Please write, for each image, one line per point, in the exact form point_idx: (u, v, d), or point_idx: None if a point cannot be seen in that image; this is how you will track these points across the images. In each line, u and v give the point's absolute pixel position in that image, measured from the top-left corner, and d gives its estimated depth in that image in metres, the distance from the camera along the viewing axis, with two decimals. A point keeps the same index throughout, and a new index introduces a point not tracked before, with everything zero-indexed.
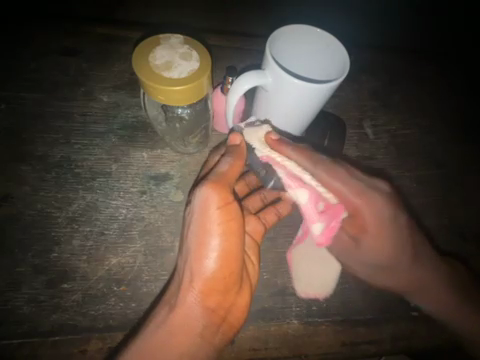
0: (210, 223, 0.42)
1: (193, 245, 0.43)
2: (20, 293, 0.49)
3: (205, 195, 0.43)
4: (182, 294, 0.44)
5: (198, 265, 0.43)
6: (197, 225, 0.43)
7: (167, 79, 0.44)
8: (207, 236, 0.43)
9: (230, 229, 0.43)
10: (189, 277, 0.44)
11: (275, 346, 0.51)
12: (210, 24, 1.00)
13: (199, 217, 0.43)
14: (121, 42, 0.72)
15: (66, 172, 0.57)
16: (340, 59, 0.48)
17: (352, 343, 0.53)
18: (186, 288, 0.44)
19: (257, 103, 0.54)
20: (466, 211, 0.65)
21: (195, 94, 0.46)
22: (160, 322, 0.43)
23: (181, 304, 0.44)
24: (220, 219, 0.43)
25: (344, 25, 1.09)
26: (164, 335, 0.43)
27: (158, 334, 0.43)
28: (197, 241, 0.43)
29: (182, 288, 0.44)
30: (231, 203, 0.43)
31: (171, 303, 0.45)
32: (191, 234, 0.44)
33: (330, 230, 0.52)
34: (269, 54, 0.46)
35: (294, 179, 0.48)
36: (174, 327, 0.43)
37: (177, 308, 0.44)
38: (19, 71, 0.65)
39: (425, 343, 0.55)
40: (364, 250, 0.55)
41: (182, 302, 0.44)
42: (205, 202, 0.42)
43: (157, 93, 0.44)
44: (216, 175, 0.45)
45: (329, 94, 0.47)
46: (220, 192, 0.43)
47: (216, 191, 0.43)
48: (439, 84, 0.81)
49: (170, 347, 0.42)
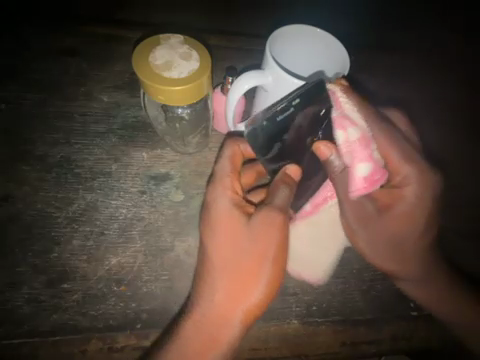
0: (248, 237, 0.45)
1: (222, 256, 0.45)
2: (21, 293, 0.49)
3: (260, 217, 0.46)
4: (210, 313, 0.45)
5: (244, 296, 0.44)
6: (230, 236, 0.45)
7: (167, 80, 0.44)
8: (262, 269, 0.44)
9: (265, 244, 0.45)
10: (226, 302, 0.45)
11: (275, 346, 0.52)
12: (210, 24, 1.00)
13: (251, 241, 0.45)
14: (121, 42, 0.72)
15: (66, 172, 0.57)
16: (340, 58, 0.49)
17: (352, 343, 0.54)
18: (220, 310, 0.45)
19: (257, 102, 0.54)
20: (466, 211, 0.65)
21: (195, 94, 0.46)
22: (186, 334, 0.45)
23: (210, 323, 0.45)
24: (259, 236, 0.45)
25: (344, 25, 1.09)
26: (190, 342, 0.45)
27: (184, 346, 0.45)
28: (254, 270, 0.45)
29: (215, 305, 0.45)
30: (273, 222, 0.45)
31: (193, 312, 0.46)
32: (240, 259, 0.45)
33: (371, 182, 0.50)
34: (269, 54, 0.46)
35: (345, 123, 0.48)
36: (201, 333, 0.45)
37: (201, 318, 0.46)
38: (19, 71, 0.65)
39: (424, 344, 0.55)
40: (384, 219, 0.55)
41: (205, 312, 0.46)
42: (262, 227, 0.45)
43: (157, 94, 0.44)
44: (226, 180, 0.49)
45: (329, 94, 0.47)
46: (269, 220, 0.45)
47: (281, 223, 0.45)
48: (439, 85, 0.81)
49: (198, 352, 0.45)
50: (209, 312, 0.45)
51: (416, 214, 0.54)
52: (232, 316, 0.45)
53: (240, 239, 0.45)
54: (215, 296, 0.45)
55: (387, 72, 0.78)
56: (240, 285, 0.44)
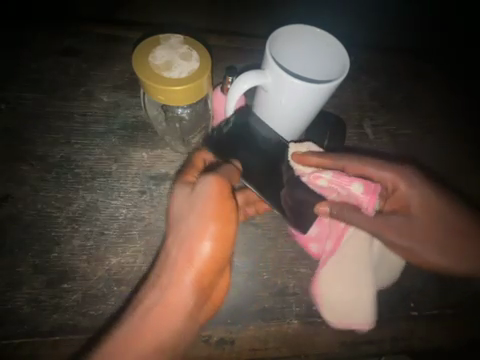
0: (208, 209, 0.40)
1: (193, 227, 0.41)
2: (21, 293, 0.49)
3: (202, 189, 0.42)
4: (158, 292, 0.44)
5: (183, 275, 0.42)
6: (199, 208, 0.41)
7: (167, 79, 0.43)
8: (199, 245, 0.41)
9: (225, 220, 0.41)
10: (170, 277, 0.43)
11: (275, 346, 0.52)
12: (210, 25, 1.00)
13: (191, 219, 0.42)
14: (121, 43, 0.72)
15: (66, 173, 0.57)
16: (340, 58, 0.48)
17: (352, 343, 0.54)
18: (166, 288, 0.43)
19: (257, 103, 0.54)
20: None
21: (195, 93, 0.46)
22: (151, 305, 0.44)
23: (160, 302, 0.43)
24: (217, 210, 0.40)
25: (344, 26, 1.09)
26: (150, 320, 0.43)
27: (147, 323, 0.43)
28: (204, 244, 0.41)
29: (177, 272, 0.42)
30: (230, 197, 0.41)
31: (161, 287, 0.44)
32: (181, 234, 0.42)
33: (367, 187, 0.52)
34: (269, 54, 0.46)
35: (336, 179, 0.52)
36: (164, 311, 0.43)
37: (170, 292, 0.43)
38: (19, 71, 0.65)
39: (425, 343, 0.55)
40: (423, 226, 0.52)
41: (174, 287, 0.43)
42: (203, 199, 0.41)
43: (156, 93, 0.44)
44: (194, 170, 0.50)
45: (328, 96, 0.47)
46: (208, 193, 0.41)
47: (220, 194, 0.41)
48: (440, 85, 0.81)
49: (159, 334, 0.43)
50: (157, 294, 0.44)
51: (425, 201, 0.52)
52: (178, 292, 0.43)
53: (195, 216, 0.41)
54: (163, 274, 0.44)
55: (387, 73, 0.79)
56: (180, 260, 0.42)
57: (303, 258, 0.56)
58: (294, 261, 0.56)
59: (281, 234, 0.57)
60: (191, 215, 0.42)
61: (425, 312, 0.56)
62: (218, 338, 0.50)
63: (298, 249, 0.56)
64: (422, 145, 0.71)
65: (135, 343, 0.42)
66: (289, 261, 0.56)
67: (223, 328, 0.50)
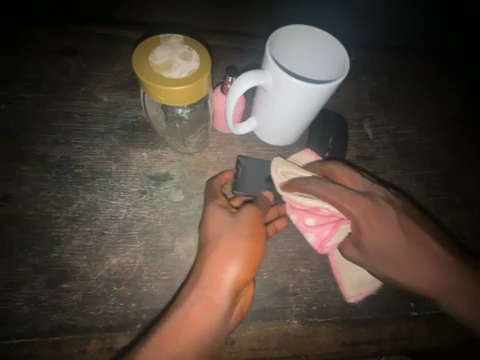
0: (243, 228, 0.45)
1: (229, 240, 0.43)
2: (21, 293, 0.49)
3: (242, 215, 0.46)
4: (192, 300, 0.42)
5: (219, 280, 0.42)
6: (238, 228, 0.45)
7: (168, 80, 0.43)
8: (238, 252, 0.42)
9: (259, 239, 0.45)
10: (207, 283, 0.42)
11: (275, 346, 0.51)
12: (210, 25, 1.00)
13: (229, 232, 0.44)
14: (121, 43, 0.72)
15: (66, 173, 0.57)
16: (340, 57, 0.48)
17: (351, 343, 0.53)
18: (200, 295, 0.42)
19: (257, 103, 0.54)
20: (466, 211, 0.65)
21: (195, 93, 0.46)
22: (179, 316, 0.42)
23: (195, 310, 0.41)
24: (251, 231, 0.45)
25: (344, 26, 1.09)
26: (181, 329, 0.41)
27: (178, 332, 0.40)
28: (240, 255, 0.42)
29: (214, 277, 0.42)
30: (261, 228, 0.46)
31: (193, 295, 0.42)
32: (219, 245, 0.43)
33: (321, 244, 0.52)
34: (269, 54, 0.46)
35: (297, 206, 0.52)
36: (194, 320, 0.41)
37: (204, 298, 0.42)
38: (19, 71, 0.65)
39: (425, 344, 0.55)
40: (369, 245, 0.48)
41: (208, 292, 0.42)
42: (246, 222, 0.46)
43: (157, 94, 0.44)
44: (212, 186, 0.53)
45: (328, 96, 0.47)
46: (247, 217, 0.46)
47: (256, 220, 0.46)
48: (439, 85, 0.81)
49: (190, 344, 0.40)
50: (192, 303, 0.42)
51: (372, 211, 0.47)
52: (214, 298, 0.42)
53: (233, 233, 0.44)
54: (199, 281, 0.43)
55: (387, 73, 0.79)
56: (217, 266, 0.42)
57: (302, 258, 0.56)
58: (294, 261, 0.56)
59: (281, 235, 0.57)
60: (228, 231, 0.45)
61: (424, 312, 0.56)
62: None
63: (298, 250, 0.56)
64: (422, 145, 0.71)
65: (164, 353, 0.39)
66: (289, 261, 0.56)
67: None
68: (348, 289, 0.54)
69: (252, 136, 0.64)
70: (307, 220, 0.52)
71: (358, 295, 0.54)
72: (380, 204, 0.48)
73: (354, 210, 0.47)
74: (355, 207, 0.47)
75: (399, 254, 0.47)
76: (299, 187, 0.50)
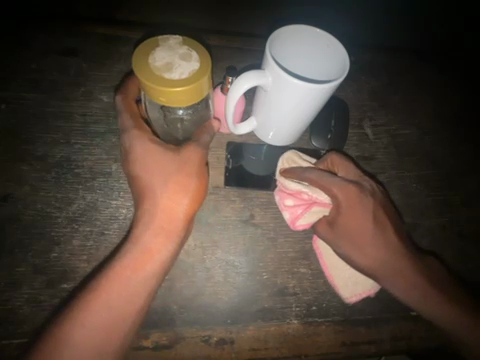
0: (186, 165, 0.48)
1: (170, 178, 0.47)
2: (21, 293, 0.49)
3: (184, 154, 0.48)
4: (141, 246, 0.46)
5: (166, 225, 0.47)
6: (177, 166, 0.47)
7: (169, 81, 0.43)
8: (182, 196, 0.47)
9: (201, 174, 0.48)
10: (156, 227, 0.47)
11: (274, 346, 0.51)
12: (210, 25, 1.00)
13: (170, 171, 0.47)
14: (121, 43, 0.72)
15: (66, 173, 0.57)
16: (340, 59, 0.48)
17: (352, 343, 0.53)
18: (148, 239, 0.46)
19: (257, 104, 0.54)
20: (466, 211, 0.65)
21: (195, 94, 0.45)
22: (128, 257, 0.45)
23: (143, 251, 0.46)
24: (192, 166, 0.48)
25: (344, 26, 1.09)
26: (137, 266, 0.45)
27: (127, 270, 0.45)
28: (181, 193, 0.47)
29: (159, 215, 0.47)
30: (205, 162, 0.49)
31: (139, 241, 0.46)
32: (161, 194, 0.47)
33: (294, 221, 0.53)
34: (269, 53, 0.46)
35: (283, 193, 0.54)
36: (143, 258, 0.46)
37: (148, 241, 0.46)
38: (19, 71, 0.65)
39: (425, 344, 0.55)
40: (348, 231, 0.50)
41: (152, 230, 0.46)
42: (187, 156, 0.48)
43: (157, 94, 0.44)
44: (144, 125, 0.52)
45: (328, 97, 0.48)
46: (188, 155, 0.48)
47: (197, 157, 0.48)
48: (439, 85, 0.81)
49: (144, 277, 0.45)
50: (141, 244, 0.46)
51: (359, 203, 0.49)
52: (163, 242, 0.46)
53: (172, 169, 0.47)
54: (146, 225, 0.47)
55: (386, 72, 0.79)
56: (165, 211, 0.47)
57: (303, 258, 0.56)
58: (294, 261, 0.56)
59: (281, 235, 0.57)
60: (169, 167, 0.47)
61: None
62: (217, 337, 0.50)
63: (298, 250, 0.56)
64: (422, 145, 0.71)
65: (119, 290, 0.44)
66: (289, 261, 0.56)
67: (223, 328, 0.51)
68: (343, 290, 0.53)
69: (253, 136, 0.64)
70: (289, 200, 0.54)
71: (354, 296, 0.53)
72: (366, 199, 0.50)
73: (339, 195, 0.49)
74: (342, 194, 0.49)
75: (368, 244, 0.50)
76: (294, 175, 0.52)
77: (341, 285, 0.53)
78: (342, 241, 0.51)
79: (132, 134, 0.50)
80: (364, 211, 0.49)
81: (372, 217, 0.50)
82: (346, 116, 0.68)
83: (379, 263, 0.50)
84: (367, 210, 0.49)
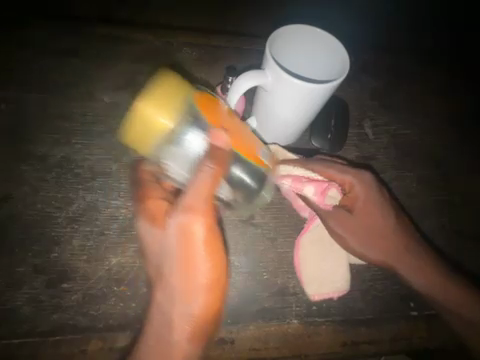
0: (191, 223, 0.43)
1: (177, 243, 0.44)
2: (21, 293, 0.49)
3: (179, 223, 0.43)
4: (175, 299, 0.46)
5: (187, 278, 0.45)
6: (183, 229, 0.44)
7: (148, 105, 0.39)
8: (194, 251, 0.44)
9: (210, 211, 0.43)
10: (178, 282, 0.46)
11: (274, 346, 0.51)
12: (210, 25, 1.00)
13: (175, 246, 0.44)
14: (121, 43, 0.72)
15: (66, 173, 0.57)
16: (340, 58, 0.48)
17: (352, 343, 0.53)
18: (179, 292, 0.46)
19: (257, 104, 0.54)
20: (466, 210, 0.65)
21: (175, 88, 0.40)
22: (163, 312, 0.46)
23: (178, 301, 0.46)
24: (199, 220, 0.43)
25: (344, 26, 1.09)
26: (178, 308, 0.46)
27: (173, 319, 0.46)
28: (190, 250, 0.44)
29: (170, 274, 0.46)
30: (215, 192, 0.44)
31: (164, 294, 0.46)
32: (171, 264, 0.46)
33: (322, 193, 0.56)
34: (269, 54, 0.46)
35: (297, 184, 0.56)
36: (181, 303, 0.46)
37: (176, 292, 0.46)
38: (19, 71, 0.65)
39: (425, 344, 0.55)
40: (353, 219, 0.56)
41: (174, 284, 0.46)
42: (186, 211, 0.43)
43: (138, 131, 0.40)
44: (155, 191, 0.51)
45: (327, 97, 0.48)
46: (186, 225, 0.42)
47: (199, 218, 0.42)
48: (439, 85, 0.81)
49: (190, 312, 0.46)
50: (171, 300, 0.46)
51: (367, 191, 0.56)
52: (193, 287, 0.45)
53: (179, 234, 0.44)
54: (168, 283, 0.46)
55: (386, 72, 0.79)
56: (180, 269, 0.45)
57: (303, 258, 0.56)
58: (294, 261, 0.56)
59: (281, 235, 0.57)
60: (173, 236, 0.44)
61: (424, 312, 0.56)
62: (217, 338, 0.50)
63: (298, 249, 0.57)
64: (422, 145, 0.71)
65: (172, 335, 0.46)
66: (289, 261, 0.56)
67: (224, 329, 0.50)
68: (308, 287, 0.54)
69: None
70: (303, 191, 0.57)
71: (317, 294, 0.54)
72: (370, 185, 0.56)
73: (353, 181, 0.56)
74: (352, 176, 0.56)
75: (379, 232, 0.56)
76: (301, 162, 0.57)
77: (307, 280, 0.54)
78: (347, 230, 0.55)
79: (146, 208, 0.50)
80: (375, 200, 0.56)
81: (379, 203, 0.56)
82: (346, 116, 0.68)
83: (387, 252, 0.55)
84: (373, 197, 0.56)
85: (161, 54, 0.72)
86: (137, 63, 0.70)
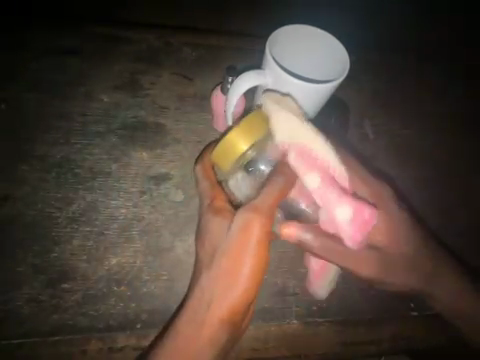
0: (249, 229, 0.42)
1: (232, 245, 0.42)
2: (20, 293, 0.49)
3: (242, 219, 0.42)
4: (216, 308, 0.43)
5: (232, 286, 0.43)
6: (237, 235, 0.42)
7: (237, 135, 0.41)
8: (244, 259, 0.42)
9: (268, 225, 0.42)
10: (221, 290, 0.43)
11: (275, 346, 0.51)
12: (210, 25, 1.00)
13: (231, 242, 0.42)
14: (122, 43, 0.72)
15: (66, 172, 0.57)
16: (339, 57, 0.49)
17: (352, 343, 0.53)
18: (220, 299, 0.43)
19: (256, 104, 0.54)
20: (466, 211, 0.66)
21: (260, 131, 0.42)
22: (193, 320, 0.44)
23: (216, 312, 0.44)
24: (259, 229, 0.41)
25: (344, 26, 1.09)
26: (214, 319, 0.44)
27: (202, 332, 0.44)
28: (239, 257, 0.42)
29: (220, 280, 0.43)
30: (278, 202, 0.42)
31: (204, 301, 0.44)
32: (221, 264, 0.43)
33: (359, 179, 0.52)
34: (270, 54, 0.47)
35: None
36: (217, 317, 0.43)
37: (214, 303, 0.43)
38: (19, 71, 0.65)
39: (425, 344, 0.55)
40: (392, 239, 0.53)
41: (217, 293, 0.43)
42: (243, 222, 0.42)
43: (222, 159, 0.43)
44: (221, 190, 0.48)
45: (328, 95, 0.48)
46: (247, 223, 0.41)
47: (260, 220, 0.41)
48: (439, 85, 0.81)
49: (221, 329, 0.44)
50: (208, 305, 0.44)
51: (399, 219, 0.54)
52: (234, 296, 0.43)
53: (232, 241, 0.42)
54: (207, 290, 0.44)
55: (387, 72, 0.79)
56: (228, 270, 0.43)
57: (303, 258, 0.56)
58: (295, 261, 0.56)
59: None
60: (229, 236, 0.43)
61: (424, 312, 0.56)
62: None
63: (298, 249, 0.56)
64: (422, 145, 0.71)
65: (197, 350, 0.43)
66: (289, 260, 0.56)
67: None
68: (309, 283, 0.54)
69: None
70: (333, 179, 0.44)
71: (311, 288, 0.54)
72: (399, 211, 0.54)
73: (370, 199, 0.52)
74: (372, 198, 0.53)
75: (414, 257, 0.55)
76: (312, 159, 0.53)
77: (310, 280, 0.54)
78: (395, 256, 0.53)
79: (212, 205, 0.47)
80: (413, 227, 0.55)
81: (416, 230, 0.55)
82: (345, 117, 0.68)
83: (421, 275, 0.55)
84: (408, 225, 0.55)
85: (161, 54, 0.72)
86: (137, 62, 0.70)
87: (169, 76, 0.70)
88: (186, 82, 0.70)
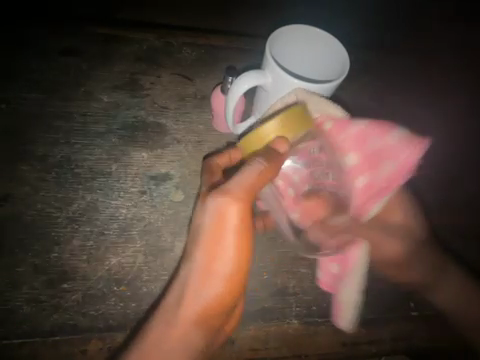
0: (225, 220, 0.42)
1: (207, 231, 0.43)
2: (21, 293, 0.49)
3: (215, 205, 0.42)
4: (196, 298, 0.44)
5: (207, 281, 0.44)
6: (210, 226, 0.42)
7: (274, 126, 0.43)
8: (225, 249, 0.43)
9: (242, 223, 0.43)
10: (198, 283, 0.44)
11: (275, 346, 0.51)
12: (210, 26, 1.00)
13: (207, 228, 0.43)
14: (121, 43, 0.72)
15: (66, 172, 0.57)
16: (339, 58, 0.49)
17: (352, 343, 0.54)
18: (192, 289, 0.44)
19: (256, 104, 0.54)
20: (466, 211, 0.66)
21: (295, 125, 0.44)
22: (170, 308, 0.45)
23: (192, 303, 0.44)
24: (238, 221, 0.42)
25: (344, 26, 1.09)
26: (185, 314, 0.44)
27: (166, 329, 0.44)
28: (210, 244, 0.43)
29: (199, 273, 0.44)
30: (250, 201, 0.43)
31: (181, 288, 0.44)
32: (197, 250, 0.44)
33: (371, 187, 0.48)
34: (270, 54, 0.47)
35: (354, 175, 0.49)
36: (189, 311, 0.44)
37: (188, 294, 0.44)
38: (19, 71, 0.65)
39: (425, 344, 0.55)
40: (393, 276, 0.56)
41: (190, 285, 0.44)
42: (216, 210, 0.42)
43: (253, 143, 0.44)
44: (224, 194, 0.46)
45: (328, 96, 0.49)
46: (221, 209, 0.42)
47: (235, 205, 0.42)
48: (437, 86, 0.81)
49: (182, 331, 0.44)
50: (186, 292, 0.44)
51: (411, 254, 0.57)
52: (211, 293, 0.44)
53: (208, 230, 0.43)
54: (183, 281, 0.44)
55: (387, 72, 0.79)
56: (203, 260, 0.43)
57: (302, 258, 0.56)
58: (294, 261, 0.56)
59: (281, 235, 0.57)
60: (203, 224, 0.43)
61: (424, 312, 0.56)
62: None
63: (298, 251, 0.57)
64: None
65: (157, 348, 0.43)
66: (289, 261, 0.56)
67: None
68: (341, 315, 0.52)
69: None
70: (378, 162, 0.48)
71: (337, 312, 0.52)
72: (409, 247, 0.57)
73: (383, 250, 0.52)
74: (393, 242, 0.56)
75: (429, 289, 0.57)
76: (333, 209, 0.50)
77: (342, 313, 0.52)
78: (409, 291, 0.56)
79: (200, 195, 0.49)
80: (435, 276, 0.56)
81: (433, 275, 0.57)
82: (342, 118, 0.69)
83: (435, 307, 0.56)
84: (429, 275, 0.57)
85: (161, 54, 0.72)
86: (137, 62, 0.70)
87: (169, 76, 0.70)
88: (186, 82, 0.70)
